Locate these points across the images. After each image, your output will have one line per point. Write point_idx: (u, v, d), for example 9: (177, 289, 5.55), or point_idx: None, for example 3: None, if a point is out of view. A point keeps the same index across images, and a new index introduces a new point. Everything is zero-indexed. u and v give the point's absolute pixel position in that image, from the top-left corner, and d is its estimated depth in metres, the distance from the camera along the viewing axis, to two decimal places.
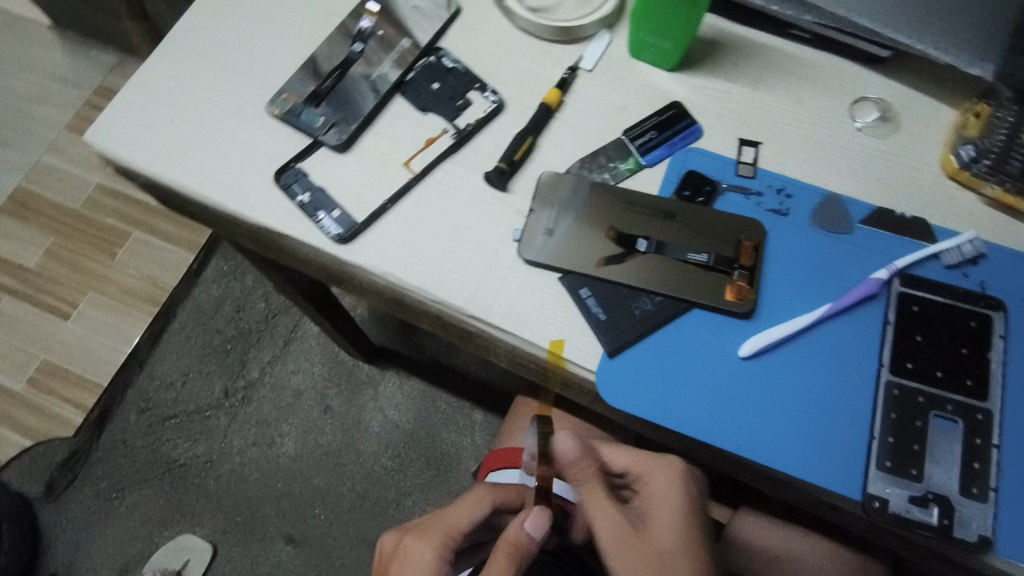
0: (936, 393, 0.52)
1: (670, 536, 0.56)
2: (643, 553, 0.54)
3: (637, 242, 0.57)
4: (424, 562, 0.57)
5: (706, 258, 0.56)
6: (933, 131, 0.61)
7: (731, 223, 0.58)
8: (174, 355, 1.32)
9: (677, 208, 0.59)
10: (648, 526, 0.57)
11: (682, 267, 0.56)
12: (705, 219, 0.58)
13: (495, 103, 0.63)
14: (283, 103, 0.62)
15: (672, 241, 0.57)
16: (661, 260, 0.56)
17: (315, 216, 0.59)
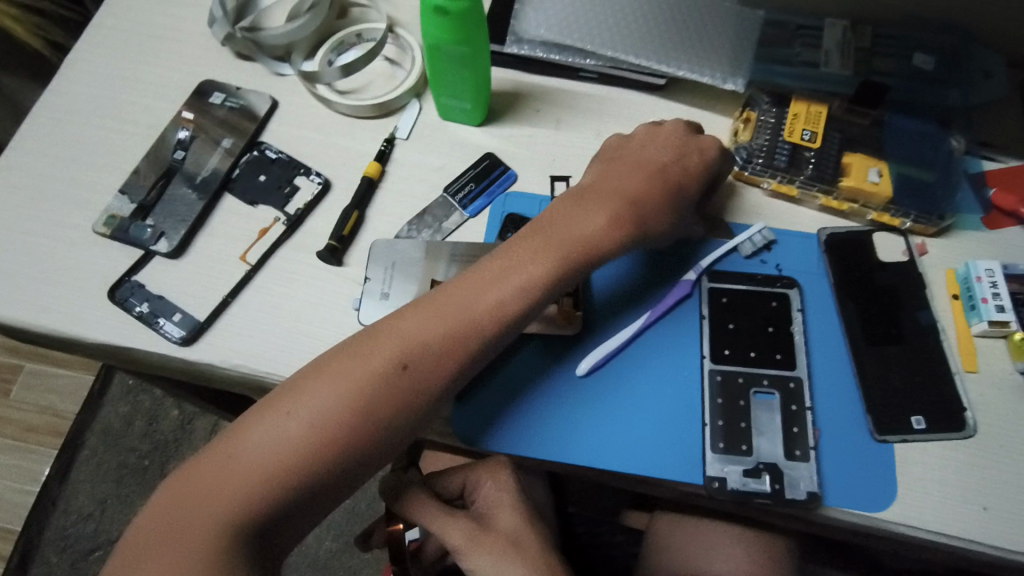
0: (751, 372, 0.58)
1: (510, 522, 0.53)
2: (492, 546, 0.52)
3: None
4: None
5: None
6: (715, 140, 0.69)
7: None
8: (87, 483, 1.26)
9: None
10: (493, 518, 0.54)
11: None
12: None
13: (321, 184, 0.66)
14: (110, 220, 0.64)
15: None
16: None
17: (156, 324, 0.60)
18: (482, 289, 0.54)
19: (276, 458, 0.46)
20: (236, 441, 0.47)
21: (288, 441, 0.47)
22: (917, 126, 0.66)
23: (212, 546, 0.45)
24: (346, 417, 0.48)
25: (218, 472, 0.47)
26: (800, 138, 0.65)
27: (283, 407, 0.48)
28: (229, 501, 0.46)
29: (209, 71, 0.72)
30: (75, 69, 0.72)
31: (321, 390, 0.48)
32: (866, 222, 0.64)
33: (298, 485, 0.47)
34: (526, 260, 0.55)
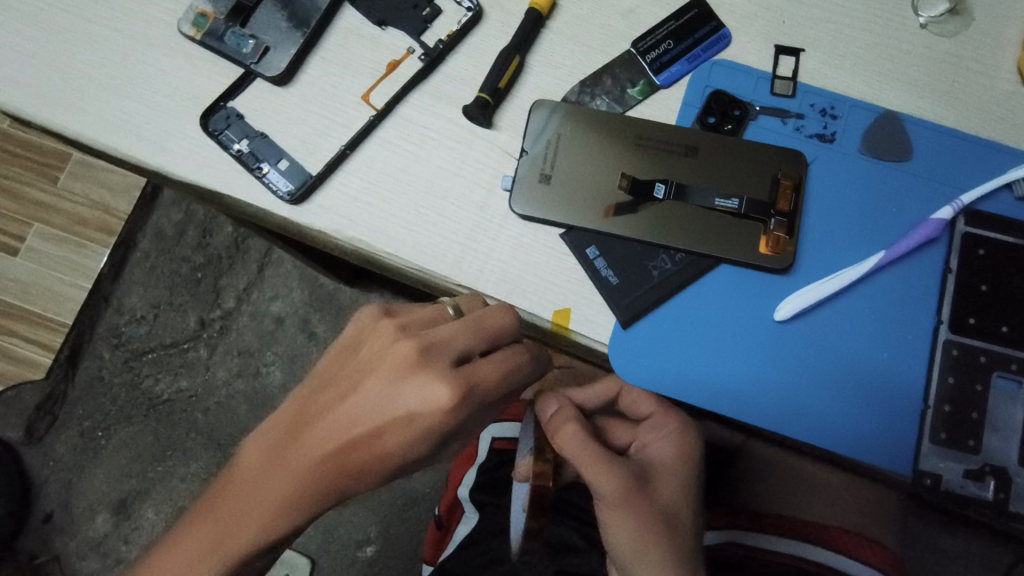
0: (999, 352, 0.45)
1: (669, 494, 0.50)
2: (645, 517, 0.48)
3: (653, 187, 0.47)
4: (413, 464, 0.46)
5: (736, 203, 0.46)
6: (1011, 25, 0.50)
7: (766, 156, 0.48)
8: (141, 285, 1.18)
9: (700, 140, 0.48)
10: (652, 484, 0.50)
11: (710, 216, 0.47)
12: (735, 153, 0.48)
13: (472, 12, 0.50)
14: (200, 21, 0.49)
15: (695, 180, 0.47)
16: (683, 208, 0.47)
17: (257, 169, 0.48)
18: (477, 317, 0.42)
19: (403, 458, 0.40)
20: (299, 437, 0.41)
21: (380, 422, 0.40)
22: None
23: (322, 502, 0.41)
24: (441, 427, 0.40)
25: (286, 479, 0.40)
26: None
27: (346, 413, 0.41)
28: (328, 484, 0.40)
29: None
30: None
31: (382, 389, 0.41)
32: None
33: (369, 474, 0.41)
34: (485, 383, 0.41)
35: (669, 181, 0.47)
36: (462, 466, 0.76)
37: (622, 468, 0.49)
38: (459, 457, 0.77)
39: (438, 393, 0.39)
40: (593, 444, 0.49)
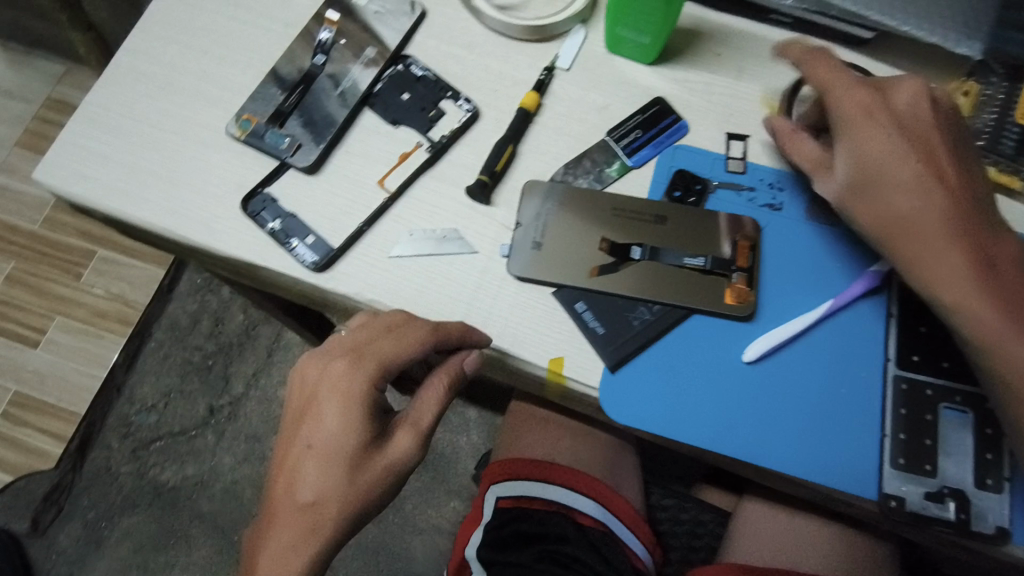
0: (946, 385, 0.51)
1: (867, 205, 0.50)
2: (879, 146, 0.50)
3: (631, 249, 0.55)
4: (316, 467, 0.48)
5: (703, 262, 0.55)
6: None
7: (725, 222, 0.56)
8: (153, 375, 1.24)
9: (668, 210, 0.56)
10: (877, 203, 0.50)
11: (680, 273, 0.54)
12: (699, 220, 0.56)
13: (470, 112, 0.60)
14: (245, 124, 0.59)
15: (666, 243, 0.55)
16: (657, 267, 0.54)
17: (288, 244, 0.56)
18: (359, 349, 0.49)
19: (332, 464, 0.48)
20: (292, 480, 0.49)
21: (341, 405, 0.48)
22: None
23: (329, 490, 0.48)
24: (343, 398, 0.48)
25: (312, 471, 0.48)
26: None
27: (325, 402, 0.49)
28: (322, 458, 0.48)
29: None
30: None
31: (335, 382, 0.49)
32: None
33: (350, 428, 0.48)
34: (388, 356, 0.49)
35: (646, 245, 0.55)
36: (469, 526, 0.79)
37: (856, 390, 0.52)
38: (467, 519, 0.80)
39: (325, 387, 0.49)
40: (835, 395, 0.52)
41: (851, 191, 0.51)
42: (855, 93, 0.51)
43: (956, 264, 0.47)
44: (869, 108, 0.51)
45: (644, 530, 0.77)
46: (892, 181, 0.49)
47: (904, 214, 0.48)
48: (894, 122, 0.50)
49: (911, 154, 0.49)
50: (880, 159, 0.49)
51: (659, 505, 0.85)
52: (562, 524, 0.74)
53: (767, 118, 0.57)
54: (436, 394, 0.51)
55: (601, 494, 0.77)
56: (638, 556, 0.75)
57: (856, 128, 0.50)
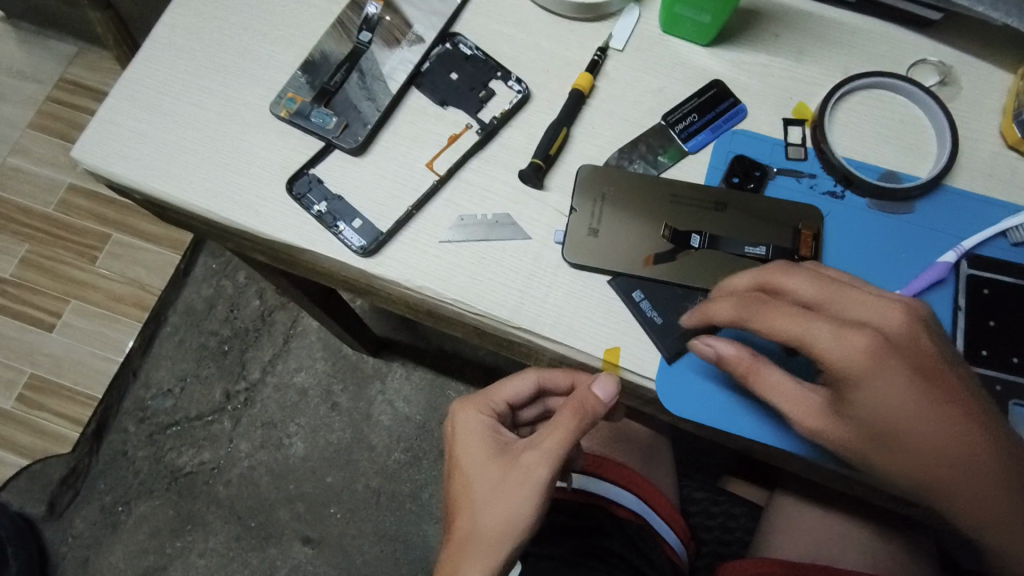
0: (1015, 381, 0.50)
1: (906, 403, 0.43)
2: (866, 350, 0.43)
3: (689, 238, 0.53)
4: (503, 485, 0.51)
5: (764, 251, 0.53)
6: (990, 98, 0.57)
7: (787, 210, 0.54)
8: (169, 359, 1.22)
9: (728, 197, 0.55)
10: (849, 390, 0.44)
11: (741, 262, 0.53)
12: (760, 208, 0.54)
13: (522, 93, 0.58)
14: (289, 103, 0.57)
15: (726, 231, 0.54)
16: (717, 256, 0.53)
17: (335, 227, 0.54)
18: (505, 381, 0.58)
19: (501, 485, 0.51)
20: (468, 522, 0.51)
21: (479, 433, 0.55)
22: None
23: (520, 503, 0.50)
24: (487, 427, 0.55)
25: (490, 499, 0.50)
26: None
27: (473, 434, 0.55)
28: (483, 490, 0.51)
29: None
30: None
31: (476, 427, 0.55)
32: None
33: (488, 448, 0.53)
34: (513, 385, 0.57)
35: (704, 232, 0.53)
36: None
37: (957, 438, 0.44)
38: None
39: (476, 422, 0.55)
40: (934, 448, 0.44)
41: (868, 441, 0.44)
42: (822, 334, 0.44)
43: (971, 456, 0.44)
44: (878, 367, 0.43)
45: (680, 525, 0.75)
46: (920, 439, 0.44)
47: (923, 477, 0.44)
48: (914, 368, 0.43)
49: (937, 406, 0.44)
50: (887, 430, 0.44)
51: (690, 499, 0.85)
52: (596, 516, 0.73)
53: (723, 303, 0.47)
54: (565, 422, 0.50)
55: (639, 487, 0.75)
56: (673, 549, 0.73)
57: (856, 371, 0.43)
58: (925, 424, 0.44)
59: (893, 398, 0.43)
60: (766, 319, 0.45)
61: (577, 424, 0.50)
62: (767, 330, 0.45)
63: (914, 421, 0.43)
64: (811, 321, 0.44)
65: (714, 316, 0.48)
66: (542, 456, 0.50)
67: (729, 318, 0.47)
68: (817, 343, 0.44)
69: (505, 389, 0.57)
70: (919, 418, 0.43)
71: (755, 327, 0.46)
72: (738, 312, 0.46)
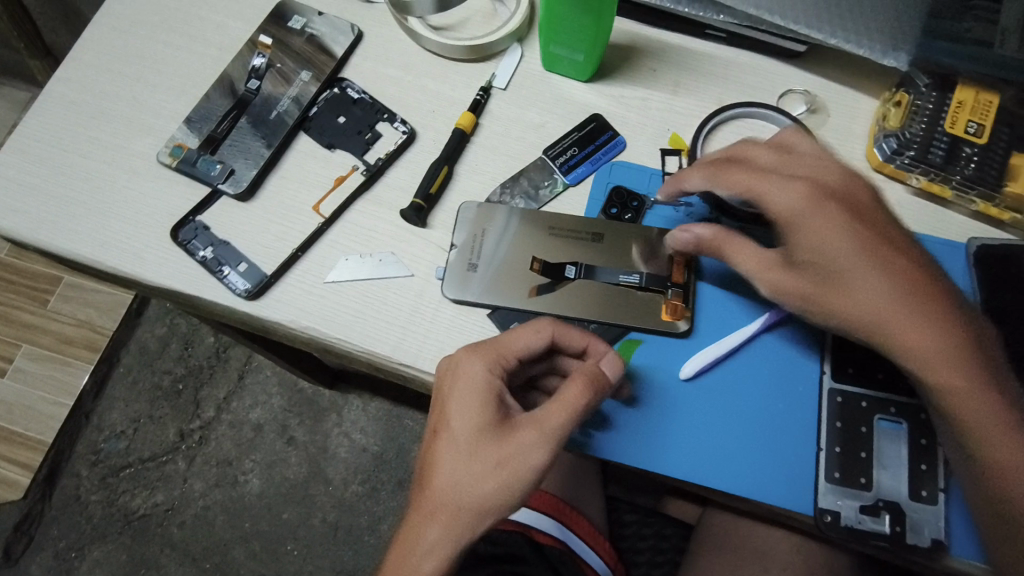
0: (878, 396, 0.51)
1: (843, 251, 0.46)
2: (815, 197, 0.47)
3: (564, 269, 0.55)
4: (486, 457, 0.45)
5: (638, 277, 0.54)
6: (856, 123, 0.60)
7: (662, 238, 0.56)
8: (123, 401, 1.20)
9: (604, 228, 0.56)
10: (795, 237, 0.48)
11: (615, 291, 0.54)
12: (635, 237, 0.56)
13: (406, 133, 0.59)
14: (176, 151, 0.59)
15: (602, 260, 0.55)
16: (593, 286, 0.54)
17: (219, 271, 0.55)
18: (512, 334, 0.49)
19: (487, 457, 0.45)
20: (437, 513, 0.46)
21: (468, 398, 0.47)
22: None
23: (506, 477, 0.45)
24: (478, 389, 0.47)
25: (466, 469, 0.46)
26: (965, 131, 0.55)
27: (461, 396, 0.47)
28: (471, 460, 0.46)
29: None
30: None
31: (454, 402, 0.47)
32: None
33: (484, 416, 0.46)
34: (519, 340, 0.49)
35: (579, 262, 0.55)
36: None
37: (909, 287, 0.46)
38: None
39: (472, 380, 0.47)
40: (885, 292, 0.46)
41: (814, 287, 0.47)
42: (797, 185, 0.48)
43: (912, 308, 0.45)
44: (813, 204, 0.47)
45: (604, 545, 0.76)
46: (860, 282, 0.46)
47: (879, 322, 0.46)
48: (850, 211, 0.47)
49: (871, 241, 0.47)
50: (842, 261, 0.46)
51: (621, 521, 0.85)
52: (518, 543, 0.73)
53: (687, 231, 0.51)
54: (569, 398, 0.46)
55: (559, 511, 0.76)
56: (597, 571, 0.74)
57: (799, 212, 0.47)
58: (884, 270, 0.46)
59: (841, 241, 0.46)
60: (742, 241, 0.50)
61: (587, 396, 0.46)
62: (744, 238, 0.50)
63: (872, 265, 0.46)
64: (766, 179, 0.49)
65: (679, 244, 0.53)
66: (535, 433, 0.45)
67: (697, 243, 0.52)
68: (767, 195, 0.48)
69: (519, 342, 0.49)
70: (870, 259, 0.46)
71: (725, 248, 0.51)
72: (709, 178, 0.51)
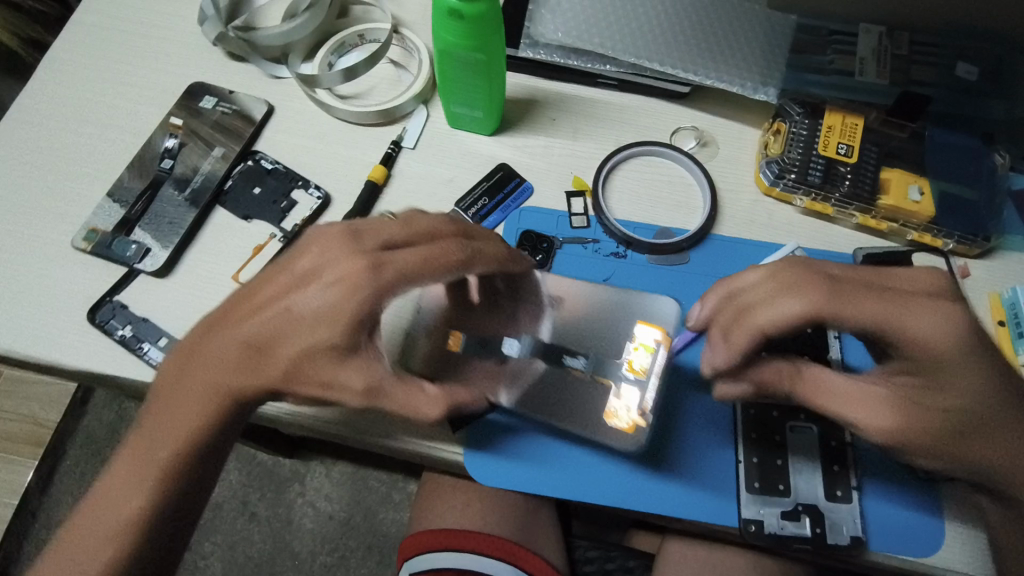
0: (788, 405, 0.54)
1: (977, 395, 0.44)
2: (949, 315, 0.44)
3: (509, 344, 0.56)
4: (190, 376, 0.48)
5: (581, 362, 0.55)
6: (745, 152, 0.64)
7: (612, 305, 0.57)
8: (70, 497, 1.15)
9: (563, 294, 0.57)
10: (946, 382, 0.44)
11: (560, 374, 0.55)
12: (591, 309, 0.57)
13: (321, 199, 0.62)
14: (91, 236, 0.60)
15: (546, 341, 0.56)
16: (535, 367, 0.55)
17: (139, 348, 0.55)
18: (335, 237, 0.49)
19: (205, 366, 0.48)
20: (164, 404, 0.48)
21: (235, 309, 0.49)
22: (962, 140, 0.61)
23: (187, 406, 0.48)
24: (247, 298, 0.49)
25: (192, 371, 0.48)
26: (836, 152, 0.60)
27: (259, 290, 0.49)
28: (195, 363, 0.48)
29: (202, 74, 0.68)
30: (54, 69, 0.67)
31: (277, 315, 0.48)
32: (905, 242, 0.60)
33: (242, 330, 0.48)
34: (328, 253, 0.49)
35: (523, 339, 0.56)
36: None
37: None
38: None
39: (277, 275, 0.49)
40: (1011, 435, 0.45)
41: (944, 437, 0.45)
42: (939, 317, 0.44)
43: None
44: (965, 351, 0.44)
45: None
46: (985, 424, 0.45)
47: (1002, 464, 0.45)
48: (984, 347, 0.45)
49: (1008, 399, 0.45)
50: (971, 417, 0.45)
51: (584, 558, 0.83)
52: None
53: (793, 303, 0.45)
54: (342, 312, 0.47)
55: (518, 556, 0.75)
56: None
57: (952, 356, 0.44)
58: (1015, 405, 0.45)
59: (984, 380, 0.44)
60: (854, 311, 0.44)
61: (325, 329, 0.47)
62: (851, 322, 0.45)
63: (1001, 405, 0.45)
64: (910, 313, 0.44)
65: (741, 292, 0.49)
66: (215, 365, 0.48)
67: (756, 292, 0.48)
68: (907, 326, 0.44)
69: (310, 254, 0.49)
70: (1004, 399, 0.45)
71: (836, 319, 0.45)
72: (812, 306, 0.45)
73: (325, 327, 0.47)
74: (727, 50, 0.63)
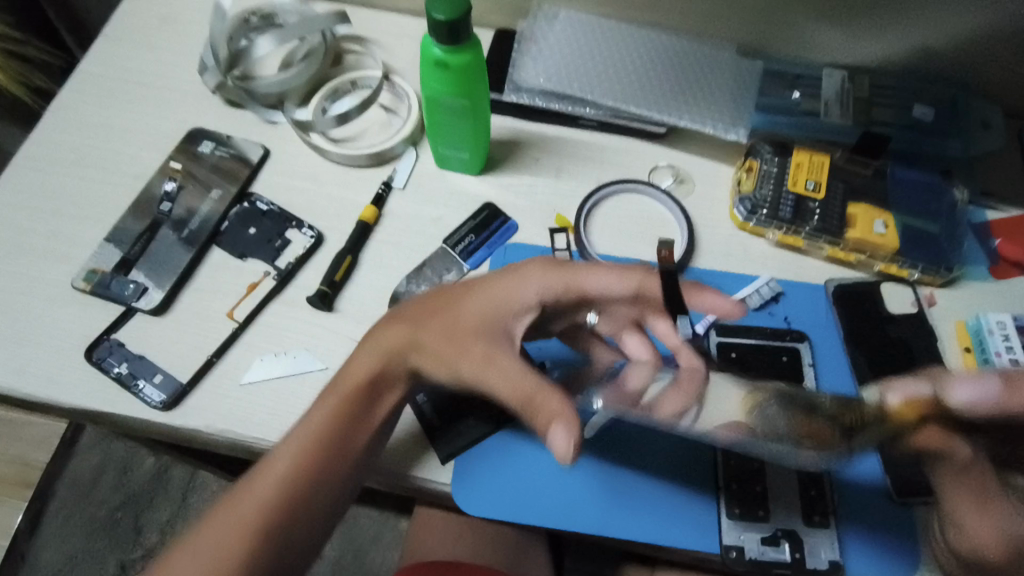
0: None
1: None
2: None
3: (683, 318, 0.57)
4: (273, 491, 0.49)
5: None
6: (719, 189, 0.67)
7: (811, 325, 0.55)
8: (56, 541, 1.13)
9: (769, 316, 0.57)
10: None
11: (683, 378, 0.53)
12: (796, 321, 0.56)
13: (314, 238, 0.64)
14: (91, 276, 0.62)
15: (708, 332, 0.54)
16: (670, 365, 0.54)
17: (134, 386, 0.57)
18: (507, 277, 0.55)
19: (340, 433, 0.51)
20: (344, 373, 0.53)
21: (323, 418, 0.51)
22: (923, 177, 0.65)
23: (267, 520, 0.49)
24: (347, 407, 0.52)
25: (269, 490, 0.50)
26: (805, 188, 0.63)
27: (370, 365, 0.53)
28: (280, 476, 0.50)
29: (200, 120, 0.71)
30: (58, 117, 0.70)
31: (490, 300, 0.54)
32: (873, 274, 0.63)
33: (335, 448, 0.51)
34: (500, 292, 0.54)
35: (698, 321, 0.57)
36: None
37: None
38: None
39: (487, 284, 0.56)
40: None
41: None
42: None
43: None
44: None
45: None
46: None
47: None
48: None
49: None
50: None
51: None
52: None
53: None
54: (547, 277, 0.55)
55: None
56: None
57: None
58: None
59: None
60: None
61: (548, 280, 0.55)
62: None
63: None
64: None
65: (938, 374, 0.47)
66: (353, 377, 0.53)
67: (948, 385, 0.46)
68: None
69: (490, 288, 0.55)
70: None
71: None
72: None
73: (526, 299, 0.54)
74: (695, 96, 0.67)
